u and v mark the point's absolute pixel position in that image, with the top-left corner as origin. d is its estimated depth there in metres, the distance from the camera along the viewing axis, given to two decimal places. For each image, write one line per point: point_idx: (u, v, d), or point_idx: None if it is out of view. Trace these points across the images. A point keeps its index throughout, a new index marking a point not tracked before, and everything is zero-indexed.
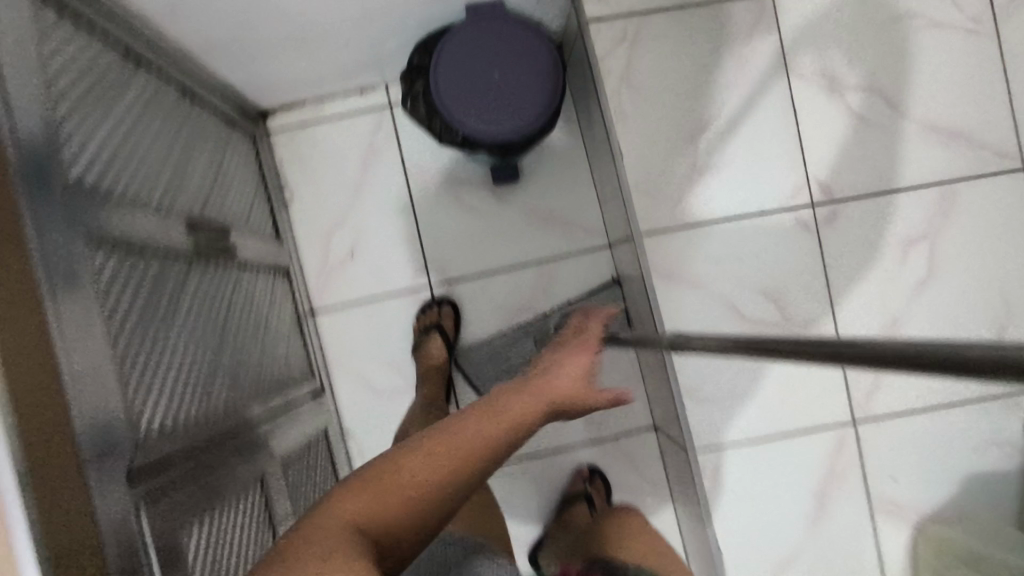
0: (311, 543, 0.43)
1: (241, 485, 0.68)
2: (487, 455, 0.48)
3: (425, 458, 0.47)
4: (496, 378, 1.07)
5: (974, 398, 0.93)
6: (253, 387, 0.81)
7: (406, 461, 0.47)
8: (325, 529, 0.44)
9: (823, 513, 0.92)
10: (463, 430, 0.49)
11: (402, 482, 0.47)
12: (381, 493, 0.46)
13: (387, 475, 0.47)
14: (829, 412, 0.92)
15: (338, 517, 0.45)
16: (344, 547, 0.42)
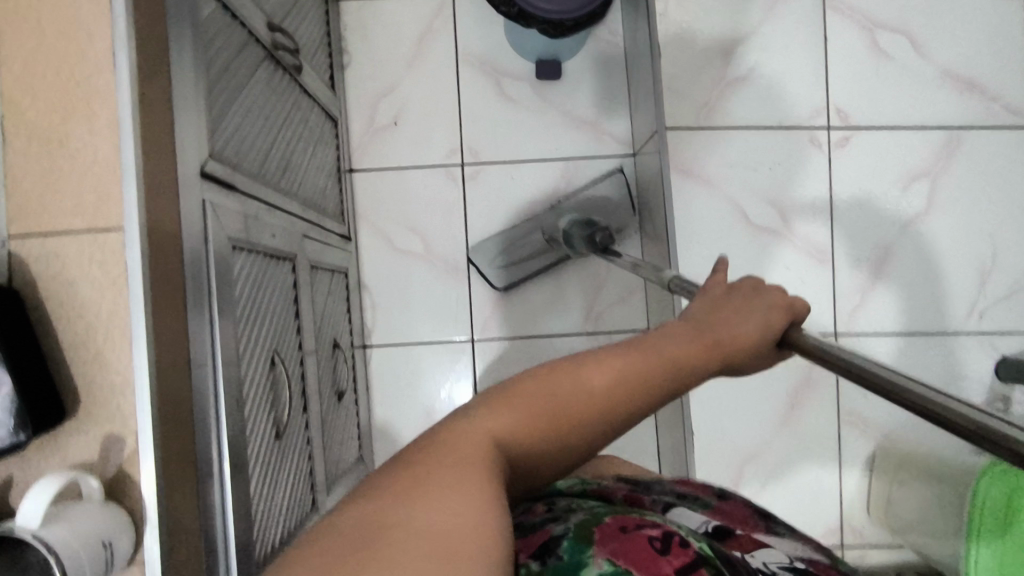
0: (452, 454, 0.36)
1: (280, 250, 0.75)
2: (648, 386, 0.42)
3: (583, 385, 0.41)
4: (509, 269, 1.14)
5: (952, 331, 0.98)
6: (303, 192, 0.88)
7: (560, 378, 0.41)
8: (471, 442, 0.37)
9: (794, 413, 0.97)
10: (623, 357, 0.43)
11: (557, 408, 0.40)
12: (531, 413, 0.40)
13: (538, 393, 0.40)
14: (814, 319, 0.98)
15: (483, 427, 0.38)
16: (488, 451, 0.37)
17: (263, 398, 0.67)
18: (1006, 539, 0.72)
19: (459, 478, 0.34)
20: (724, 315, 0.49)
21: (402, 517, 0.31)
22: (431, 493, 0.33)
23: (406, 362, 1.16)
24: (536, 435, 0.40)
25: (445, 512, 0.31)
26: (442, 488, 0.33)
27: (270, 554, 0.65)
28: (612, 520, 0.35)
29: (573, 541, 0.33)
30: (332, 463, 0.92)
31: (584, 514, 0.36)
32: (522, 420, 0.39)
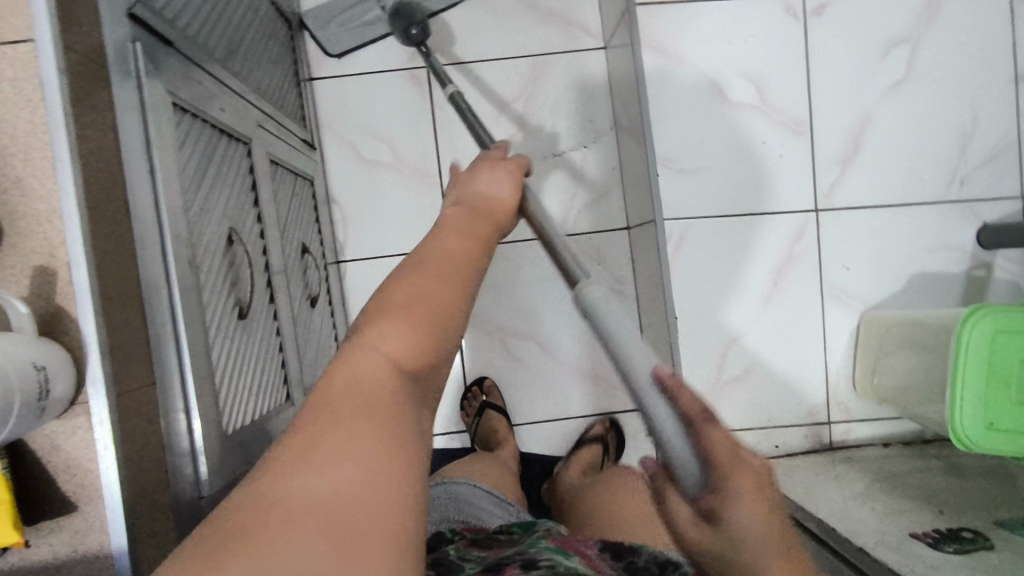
0: (343, 403, 0.34)
1: (232, 127, 0.71)
2: (482, 266, 0.47)
3: (434, 288, 0.42)
4: (337, 36, 1.08)
5: (932, 201, 0.97)
6: (258, 83, 0.84)
7: (424, 280, 0.42)
8: (366, 381, 0.36)
9: (775, 292, 0.96)
10: (462, 250, 0.46)
11: (424, 306, 0.40)
12: (413, 320, 0.40)
13: (403, 300, 0.41)
14: (794, 196, 0.96)
15: (370, 357, 0.37)
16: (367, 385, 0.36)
17: (225, 275, 0.64)
18: (989, 378, 0.72)
19: (355, 433, 0.33)
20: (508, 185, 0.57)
21: (294, 486, 0.30)
22: (333, 455, 0.31)
23: (383, 276, 1.13)
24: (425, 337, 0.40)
25: (343, 477, 0.31)
26: (338, 449, 0.32)
27: (242, 430, 0.62)
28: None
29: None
30: (310, 366, 0.89)
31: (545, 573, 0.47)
32: (408, 331, 0.39)
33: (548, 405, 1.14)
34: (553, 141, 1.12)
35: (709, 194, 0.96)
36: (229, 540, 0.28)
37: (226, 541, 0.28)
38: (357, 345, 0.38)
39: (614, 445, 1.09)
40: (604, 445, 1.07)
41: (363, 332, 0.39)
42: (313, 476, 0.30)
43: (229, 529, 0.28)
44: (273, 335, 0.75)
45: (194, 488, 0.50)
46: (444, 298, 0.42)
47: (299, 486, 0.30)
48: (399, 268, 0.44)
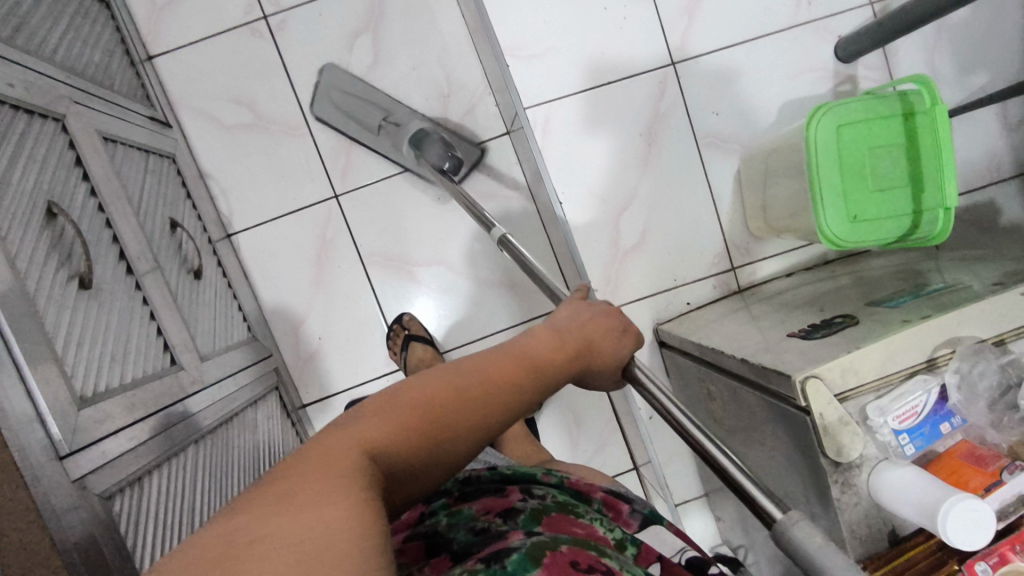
0: (313, 465, 0.39)
1: (31, 103, 0.68)
2: (505, 386, 0.48)
3: (455, 403, 0.46)
4: (331, 107, 1.09)
5: (783, 26, 0.96)
6: (63, 63, 0.80)
7: (436, 395, 0.46)
8: (342, 451, 0.41)
9: (650, 153, 0.96)
10: (494, 364, 0.49)
11: (420, 420, 0.44)
12: (398, 421, 0.44)
13: (405, 406, 0.45)
14: (647, 53, 0.95)
15: (356, 439, 0.42)
16: (355, 463, 0.40)
17: (50, 247, 0.62)
18: (845, 172, 0.73)
19: (314, 493, 0.37)
20: (593, 325, 0.55)
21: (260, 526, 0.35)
22: (305, 504, 0.37)
23: (277, 238, 1.11)
24: (412, 443, 0.44)
25: (302, 522, 0.35)
26: (303, 501, 0.37)
27: (108, 391, 0.62)
28: (567, 553, 0.42)
29: (526, 557, 0.41)
30: (206, 335, 0.88)
31: (546, 539, 0.44)
32: (391, 427, 0.43)
33: (471, 325, 1.13)
34: (411, 67, 1.10)
35: (564, 72, 0.94)
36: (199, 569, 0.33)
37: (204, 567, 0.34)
38: (343, 426, 0.43)
39: None
40: None
41: (353, 416, 0.44)
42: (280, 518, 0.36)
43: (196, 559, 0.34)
44: (140, 305, 0.74)
45: (52, 450, 0.52)
46: (445, 408, 0.45)
47: (263, 525, 0.35)
48: (422, 373, 0.47)
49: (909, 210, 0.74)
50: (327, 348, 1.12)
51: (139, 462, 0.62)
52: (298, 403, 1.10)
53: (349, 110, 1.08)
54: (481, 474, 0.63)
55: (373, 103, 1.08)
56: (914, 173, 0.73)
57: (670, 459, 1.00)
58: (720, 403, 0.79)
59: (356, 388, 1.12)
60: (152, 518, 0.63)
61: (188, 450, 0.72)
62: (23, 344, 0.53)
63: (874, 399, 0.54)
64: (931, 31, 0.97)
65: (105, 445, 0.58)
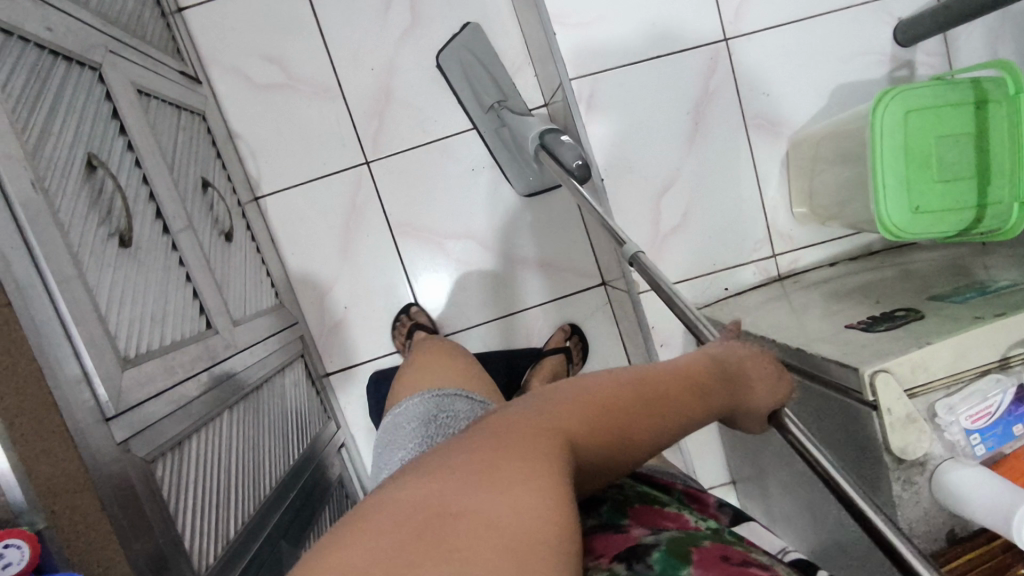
0: (517, 443, 0.39)
1: (68, 49, 0.65)
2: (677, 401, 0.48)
3: (639, 416, 0.46)
4: (453, 59, 1.05)
5: (841, 5, 0.92)
6: (97, 8, 0.77)
7: (624, 402, 0.46)
8: (543, 438, 0.40)
9: (698, 132, 0.93)
10: (679, 385, 0.49)
11: (603, 420, 0.44)
12: (583, 415, 0.44)
13: (598, 410, 0.44)
14: (700, 26, 0.91)
15: (553, 429, 0.41)
16: (556, 450, 0.39)
17: (90, 203, 0.59)
18: (909, 160, 0.70)
19: (529, 471, 0.36)
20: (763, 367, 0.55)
21: (481, 495, 0.34)
22: (511, 478, 0.35)
23: (305, 203, 1.08)
24: (599, 447, 0.43)
25: (507, 497, 0.34)
26: (521, 475, 0.35)
27: (149, 353, 0.60)
28: (712, 548, 0.44)
29: (671, 554, 0.43)
30: (237, 299, 0.87)
31: (682, 535, 0.46)
32: (582, 426, 0.43)
33: (499, 301, 1.11)
34: (448, 30, 1.06)
35: (614, 43, 0.91)
36: (422, 527, 0.32)
37: (407, 531, 0.31)
38: (535, 416, 0.42)
39: (581, 341, 1.08)
40: (568, 354, 1.05)
41: (547, 408, 0.44)
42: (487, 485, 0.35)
43: (414, 515, 0.32)
44: (177, 265, 0.72)
45: (99, 412, 0.50)
46: (627, 409, 0.45)
47: (486, 493, 0.34)
48: (599, 376, 0.48)
49: (973, 203, 0.71)
50: (353, 317, 1.10)
51: (179, 430, 0.61)
52: (323, 371, 1.09)
53: (472, 82, 1.05)
54: None
55: (493, 82, 1.05)
56: (981, 164, 0.71)
57: (698, 444, 0.99)
58: None
59: (382, 359, 1.11)
60: (192, 484, 0.62)
61: (223, 415, 0.71)
62: (67, 301, 0.51)
63: (943, 397, 0.53)
64: (993, 16, 0.93)
65: (147, 407, 0.56)
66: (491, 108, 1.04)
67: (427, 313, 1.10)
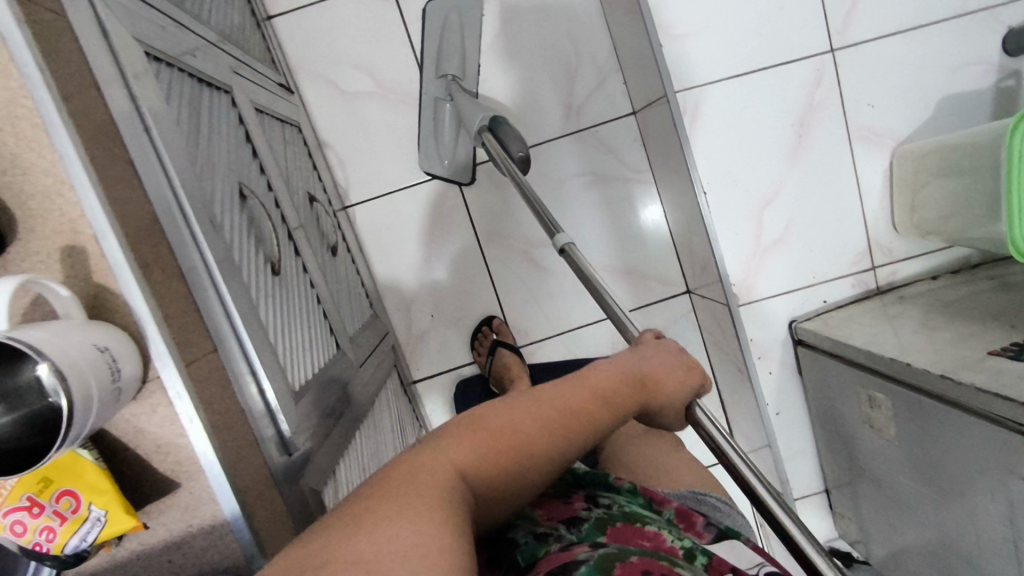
0: (398, 480, 0.36)
1: (209, 74, 0.65)
2: (581, 412, 0.47)
3: (534, 424, 0.44)
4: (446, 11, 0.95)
5: (950, 15, 0.91)
6: (216, 27, 0.76)
7: (515, 418, 0.44)
8: (428, 471, 0.37)
9: (801, 144, 0.92)
10: (570, 391, 0.48)
11: (517, 441, 0.43)
12: (487, 445, 0.42)
13: (492, 431, 0.43)
14: (808, 38, 0.90)
15: (443, 458, 0.39)
16: (436, 481, 0.37)
17: (247, 233, 0.59)
18: None
19: (404, 503, 0.33)
20: (658, 364, 0.57)
21: (351, 541, 0.31)
22: (381, 515, 0.32)
23: (392, 212, 1.08)
24: (497, 466, 0.41)
25: (395, 530, 0.31)
26: (391, 511, 0.33)
27: (307, 382, 0.61)
28: (637, 564, 0.41)
29: (597, 569, 0.40)
30: (348, 315, 0.87)
31: (614, 550, 0.43)
32: (476, 448, 0.41)
33: (584, 309, 1.12)
34: (537, 37, 1.05)
35: (720, 55, 0.90)
36: None
37: None
38: (426, 448, 0.40)
39: None
40: None
41: (435, 439, 0.42)
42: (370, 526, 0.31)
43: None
44: (308, 287, 0.73)
45: (285, 447, 0.49)
46: (525, 429, 0.44)
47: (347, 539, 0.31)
48: (498, 400, 0.46)
49: None
50: (439, 325, 1.11)
51: (339, 455, 0.62)
52: (410, 378, 1.10)
53: (442, 46, 0.94)
54: None
55: (460, 56, 0.94)
56: None
57: (790, 454, 1.01)
58: (881, 410, 0.78)
59: (467, 367, 1.12)
60: None
61: (356, 436, 0.72)
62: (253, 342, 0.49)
63: None
64: None
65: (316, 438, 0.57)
66: (445, 76, 0.93)
67: (507, 327, 1.10)
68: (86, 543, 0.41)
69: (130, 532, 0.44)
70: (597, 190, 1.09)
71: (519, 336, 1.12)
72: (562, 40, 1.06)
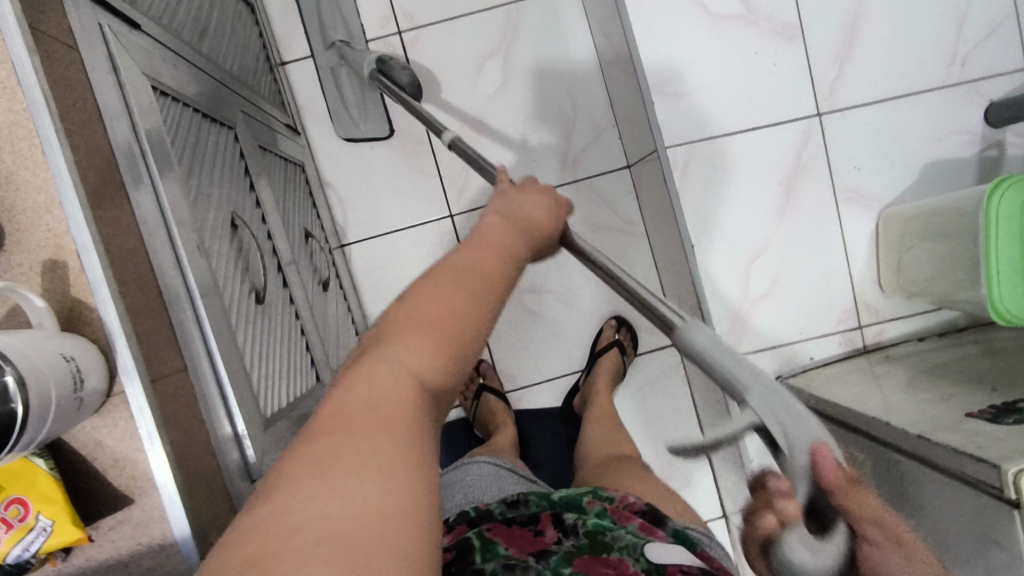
0: (353, 421, 0.31)
1: (213, 111, 0.68)
2: (509, 273, 0.43)
3: (469, 298, 0.39)
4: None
5: (933, 86, 0.94)
6: (228, 69, 0.80)
7: (447, 297, 0.38)
8: (385, 397, 0.33)
9: (788, 202, 0.94)
10: (491, 259, 0.43)
11: (457, 318, 0.38)
12: (430, 333, 0.36)
13: (427, 318, 0.37)
14: (795, 102, 0.93)
15: (391, 370, 0.34)
16: (394, 407, 0.33)
17: (233, 261, 0.61)
18: None
19: (367, 456, 0.30)
20: (539, 203, 0.51)
21: (315, 502, 0.27)
22: (346, 475, 0.29)
23: (388, 251, 1.11)
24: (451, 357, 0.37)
25: (365, 495, 0.28)
26: (355, 466, 0.29)
27: (281, 411, 0.61)
28: None
29: None
30: (334, 349, 0.88)
31: None
32: (424, 344, 0.36)
33: (572, 356, 1.12)
34: (537, 92, 1.10)
35: (709, 116, 0.93)
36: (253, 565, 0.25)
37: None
38: (372, 359, 0.35)
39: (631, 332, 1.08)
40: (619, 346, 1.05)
41: (379, 344, 0.36)
42: (318, 484, 0.28)
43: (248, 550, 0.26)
44: (293, 318, 0.74)
45: (246, 474, 0.50)
46: (462, 305, 0.38)
47: (313, 504, 0.27)
48: (424, 276, 0.40)
49: None
50: None
51: None
52: None
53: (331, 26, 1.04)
54: (527, 498, 0.60)
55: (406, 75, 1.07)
56: None
57: None
58: (864, 471, 0.77)
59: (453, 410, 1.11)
60: None
61: None
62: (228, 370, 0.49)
63: None
64: None
65: None
66: (333, 45, 1.03)
67: (494, 371, 1.10)
68: (29, 553, 0.41)
69: (77, 546, 0.43)
70: (589, 238, 1.11)
71: (507, 381, 1.12)
72: (561, 95, 1.10)
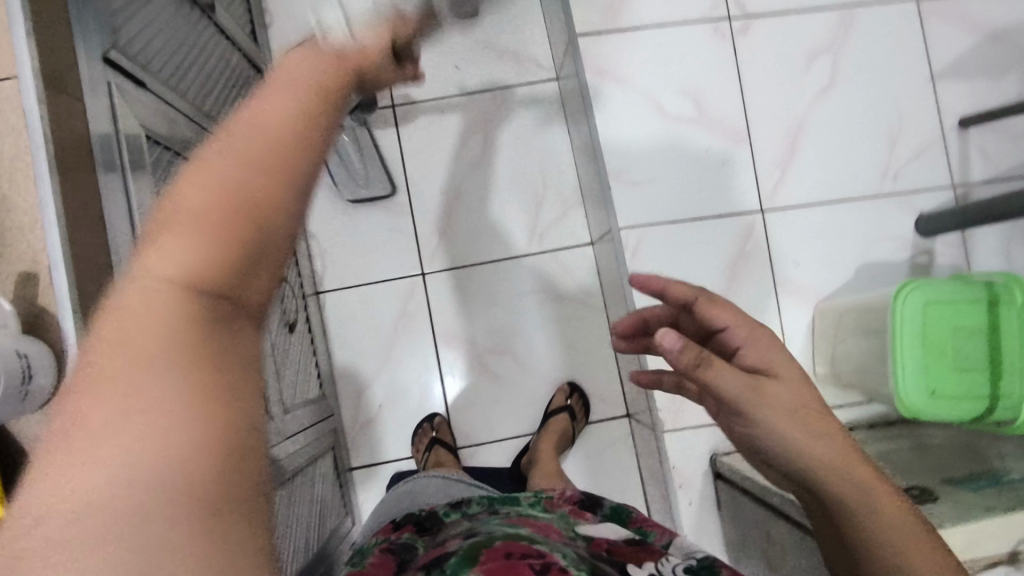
0: (102, 370, 0.26)
1: None
2: (309, 126, 0.30)
3: (252, 167, 0.28)
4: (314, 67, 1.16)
5: (868, 195, 1.03)
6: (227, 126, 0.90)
7: (226, 168, 0.29)
8: (141, 321, 0.27)
9: (730, 288, 1.01)
10: (262, 125, 0.29)
11: (241, 193, 0.28)
12: (204, 220, 0.28)
13: (200, 199, 0.28)
14: (740, 199, 1.02)
15: (156, 278, 0.27)
16: (157, 334, 0.27)
17: None
18: (927, 347, 0.76)
19: (114, 418, 0.25)
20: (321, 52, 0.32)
21: (66, 474, 0.24)
22: (94, 444, 0.25)
23: (360, 302, 1.17)
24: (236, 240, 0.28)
25: (119, 463, 0.24)
26: (104, 430, 0.25)
27: None
28: (500, 547, 0.46)
29: (462, 558, 0.45)
30: (290, 388, 0.93)
31: (481, 539, 0.48)
32: (195, 236, 0.27)
33: (525, 418, 1.16)
34: (513, 169, 1.20)
35: (660, 204, 1.02)
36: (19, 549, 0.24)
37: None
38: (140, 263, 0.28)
39: (582, 399, 1.13)
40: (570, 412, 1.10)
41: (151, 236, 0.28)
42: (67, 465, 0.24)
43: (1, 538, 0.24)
44: None
45: None
46: (246, 180, 0.28)
47: (62, 475, 0.24)
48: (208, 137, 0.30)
49: (985, 394, 0.76)
50: (384, 414, 1.16)
51: None
52: (347, 464, 1.13)
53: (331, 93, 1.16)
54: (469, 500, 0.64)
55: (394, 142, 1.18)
56: (994, 361, 0.77)
57: None
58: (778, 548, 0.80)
59: (404, 461, 1.14)
60: None
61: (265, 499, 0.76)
62: None
63: None
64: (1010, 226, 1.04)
65: None
66: None
67: (448, 425, 1.14)
68: None
69: None
70: (551, 306, 1.18)
71: (460, 437, 1.15)
72: (535, 174, 1.20)
